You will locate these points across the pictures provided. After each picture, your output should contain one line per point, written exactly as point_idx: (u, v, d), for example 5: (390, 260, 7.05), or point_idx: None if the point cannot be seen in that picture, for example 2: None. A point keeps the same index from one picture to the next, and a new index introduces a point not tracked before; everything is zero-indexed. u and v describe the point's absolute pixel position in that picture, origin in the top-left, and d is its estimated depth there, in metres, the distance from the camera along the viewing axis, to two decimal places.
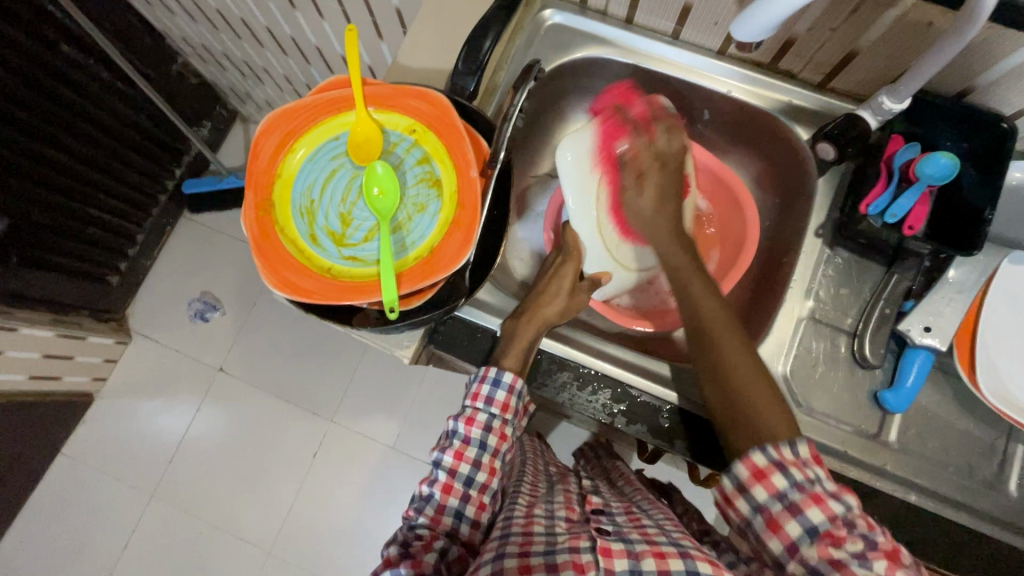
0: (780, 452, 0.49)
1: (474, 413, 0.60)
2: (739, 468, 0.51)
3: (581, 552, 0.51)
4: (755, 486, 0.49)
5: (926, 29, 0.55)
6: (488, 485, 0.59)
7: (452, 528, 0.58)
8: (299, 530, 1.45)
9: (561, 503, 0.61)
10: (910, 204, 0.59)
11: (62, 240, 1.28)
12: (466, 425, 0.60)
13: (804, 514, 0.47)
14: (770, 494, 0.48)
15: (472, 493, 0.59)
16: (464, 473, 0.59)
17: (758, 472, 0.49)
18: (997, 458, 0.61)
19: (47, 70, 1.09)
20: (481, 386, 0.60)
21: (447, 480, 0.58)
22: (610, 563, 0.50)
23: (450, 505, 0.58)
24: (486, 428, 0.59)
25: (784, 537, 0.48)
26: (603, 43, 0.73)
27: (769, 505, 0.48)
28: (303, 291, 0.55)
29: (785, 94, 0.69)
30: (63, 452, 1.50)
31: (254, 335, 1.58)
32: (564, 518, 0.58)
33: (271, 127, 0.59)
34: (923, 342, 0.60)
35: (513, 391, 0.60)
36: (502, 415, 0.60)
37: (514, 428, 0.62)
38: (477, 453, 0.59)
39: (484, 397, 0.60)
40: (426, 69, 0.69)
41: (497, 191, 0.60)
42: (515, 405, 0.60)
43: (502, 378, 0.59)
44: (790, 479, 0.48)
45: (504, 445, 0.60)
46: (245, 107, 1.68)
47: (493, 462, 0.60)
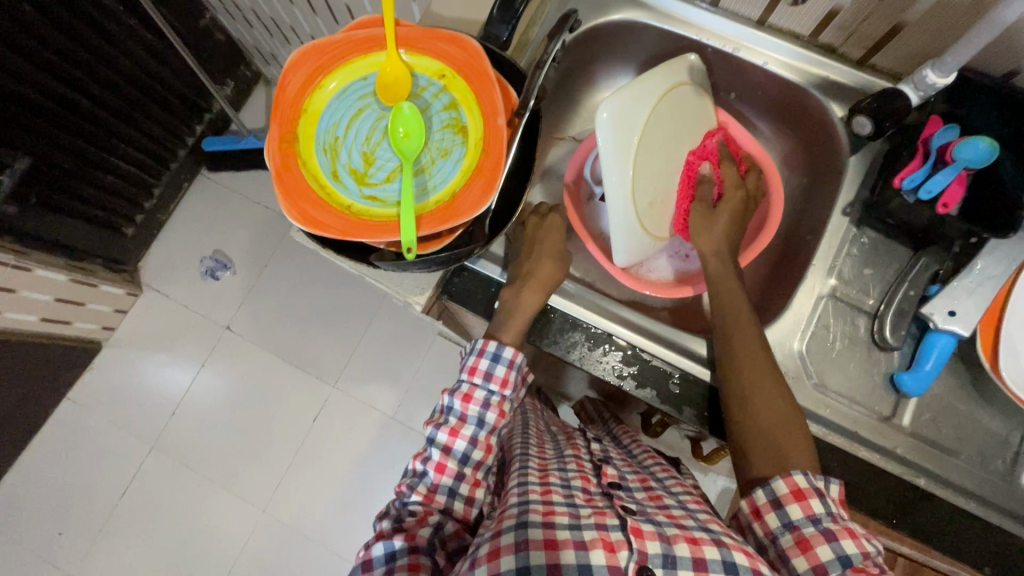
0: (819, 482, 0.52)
1: (471, 389, 0.60)
2: (778, 484, 0.52)
3: (609, 530, 0.51)
4: (791, 502, 0.50)
5: (979, 1, 0.53)
6: (483, 461, 0.60)
7: (445, 505, 0.58)
8: (295, 492, 1.47)
9: (577, 472, 0.61)
10: (946, 182, 0.57)
11: (80, 185, 1.28)
12: (463, 402, 0.60)
13: (838, 541, 0.48)
14: (806, 516, 0.50)
15: (467, 471, 0.59)
16: (459, 450, 0.59)
17: (797, 490, 0.51)
18: (1010, 452, 0.60)
19: (75, 11, 1.09)
20: (479, 360, 0.60)
21: (441, 458, 0.58)
22: (643, 544, 0.49)
23: (443, 483, 0.58)
24: (484, 405, 0.59)
25: (813, 557, 0.48)
26: (640, 5, 0.71)
27: (802, 526, 0.50)
28: (321, 224, 0.55)
29: (824, 68, 0.67)
30: (68, 398, 1.52)
31: (263, 297, 1.58)
32: (581, 487, 0.58)
33: (301, 60, 0.58)
34: (946, 327, 0.59)
35: (513, 365, 0.60)
36: (501, 391, 0.60)
37: (512, 406, 0.61)
38: (474, 430, 0.59)
39: (482, 372, 0.60)
40: (459, 19, 0.68)
41: (524, 142, 0.60)
42: (514, 381, 0.60)
43: (502, 352, 0.59)
44: (824, 503, 0.50)
45: (502, 423, 0.60)
46: (269, 68, 1.68)
47: (488, 440, 0.60)
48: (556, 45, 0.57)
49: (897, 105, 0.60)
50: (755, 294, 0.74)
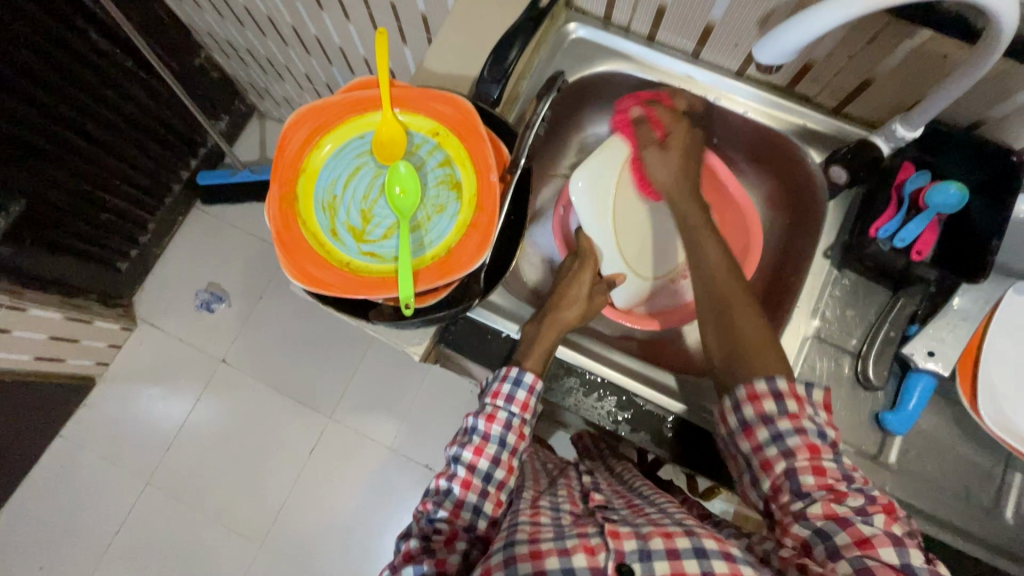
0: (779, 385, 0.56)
1: (494, 411, 0.61)
2: (740, 391, 0.57)
3: (590, 537, 0.53)
4: (746, 405, 0.56)
5: (941, 61, 0.57)
6: (505, 482, 0.61)
7: (469, 524, 0.59)
8: (292, 526, 1.45)
9: (566, 498, 0.64)
10: (919, 230, 0.61)
11: (76, 224, 1.29)
12: (486, 422, 0.61)
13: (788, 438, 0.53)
14: (756, 413, 0.55)
15: (490, 489, 0.60)
16: (482, 469, 0.60)
17: (754, 393, 0.56)
18: (994, 486, 0.62)
19: (73, 55, 1.11)
20: (502, 385, 0.61)
21: (466, 475, 0.59)
22: (620, 544, 0.52)
23: (468, 501, 0.59)
24: (506, 426, 0.61)
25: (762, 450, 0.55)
26: (625, 58, 0.74)
27: (754, 422, 0.55)
28: (321, 282, 0.56)
29: (801, 117, 0.71)
30: (61, 435, 1.50)
31: (258, 329, 1.59)
32: (568, 511, 0.60)
33: (300, 123, 0.60)
34: (925, 366, 0.62)
35: (534, 391, 0.60)
36: (521, 414, 0.61)
37: (532, 427, 0.63)
38: (496, 451, 0.60)
39: (504, 396, 0.61)
40: (451, 74, 0.71)
41: (516, 196, 0.62)
42: (534, 404, 0.61)
43: (524, 378, 0.60)
44: (782, 408, 0.55)
45: (522, 444, 0.62)
46: (264, 103, 1.71)
47: (510, 461, 0.61)
48: (545, 106, 0.60)
49: (869, 157, 0.64)
50: None
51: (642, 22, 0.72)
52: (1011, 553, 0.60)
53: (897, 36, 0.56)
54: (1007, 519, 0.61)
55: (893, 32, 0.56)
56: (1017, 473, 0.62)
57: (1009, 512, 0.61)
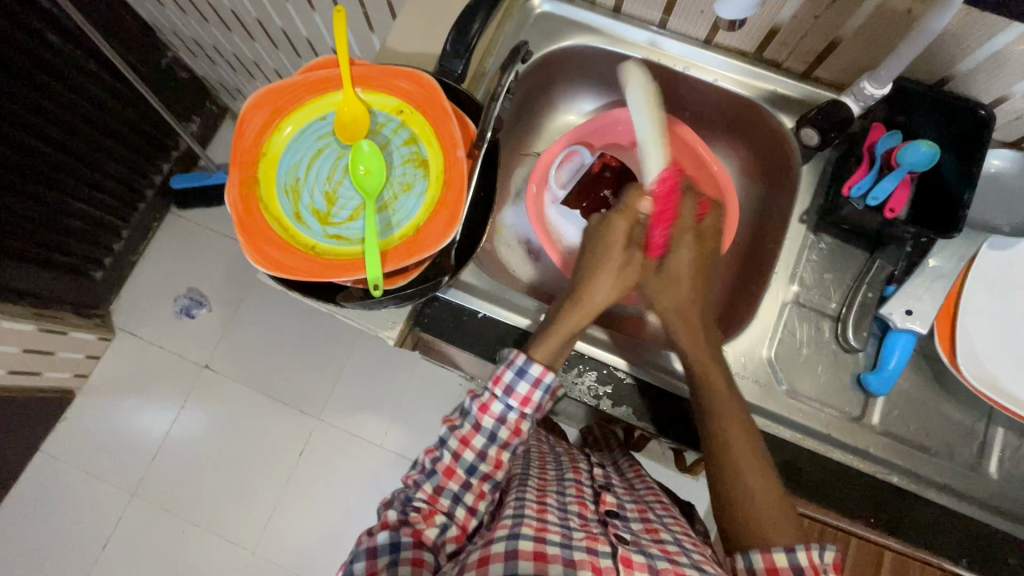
0: (809, 556, 0.51)
1: (489, 400, 0.58)
2: (755, 556, 0.52)
3: (600, 556, 0.54)
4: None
5: (906, 16, 0.56)
6: (490, 475, 0.59)
7: (449, 510, 0.58)
8: (284, 529, 1.43)
9: (574, 496, 0.64)
10: (892, 187, 0.60)
11: (44, 233, 1.26)
12: (479, 411, 0.58)
13: None
14: None
15: (473, 480, 0.58)
16: (467, 459, 0.58)
17: (772, 568, 0.51)
18: (977, 443, 0.62)
19: (31, 58, 1.08)
20: (505, 373, 0.58)
21: (450, 463, 0.58)
22: (630, 572, 0.53)
23: (449, 488, 0.58)
24: (500, 419, 0.58)
25: None
26: (591, 31, 0.73)
27: None
28: (285, 267, 0.55)
29: (770, 83, 0.70)
30: (41, 450, 1.46)
31: (240, 332, 1.56)
32: (577, 513, 0.61)
33: (258, 105, 0.58)
34: (905, 326, 0.61)
35: (538, 385, 0.57)
36: (520, 409, 0.58)
37: (530, 425, 0.60)
38: (485, 443, 0.58)
39: (504, 385, 0.58)
40: (415, 53, 0.70)
41: (485, 172, 0.60)
42: (536, 399, 0.58)
43: (528, 369, 0.57)
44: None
45: (515, 440, 0.59)
46: (236, 103, 1.68)
47: (499, 455, 0.59)
48: (509, 77, 0.58)
49: (840, 117, 0.63)
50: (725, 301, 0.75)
51: None
52: (995, 507, 0.60)
53: None
54: (991, 474, 0.61)
55: None
56: (999, 428, 0.62)
57: (993, 468, 0.61)
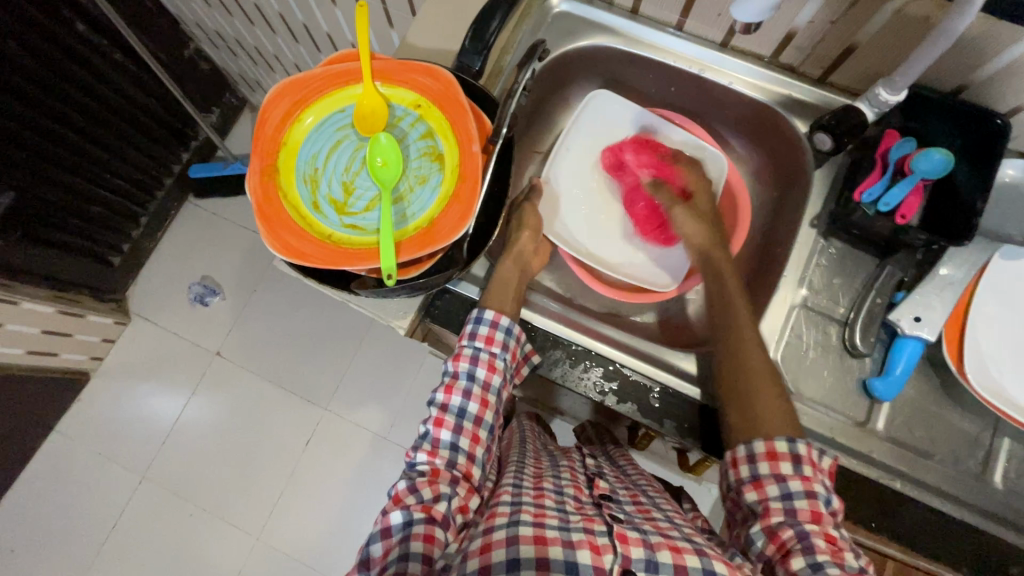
0: (806, 449, 0.54)
1: (460, 350, 0.62)
2: (757, 445, 0.55)
3: (597, 534, 0.54)
4: (762, 462, 0.55)
5: (922, 23, 0.56)
6: (481, 417, 0.61)
7: (450, 461, 0.59)
8: (288, 517, 1.45)
9: (570, 483, 0.65)
10: (903, 195, 0.60)
11: (65, 217, 1.29)
12: (454, 362, 0.62)
13: (797, 492, 0.53)
14: (772, 471, 0.54)
15: (466, 425, 0.60)
16: (455, 406, 0.60)
17: (773, 452, 0.54)
18: (983, 452, 0.62)
19: (59, 46, 1.10)
20: (466, 325, 0.62)
21: (439, 414, 0.60)
22: (627, 549, 0.53)
23: (443, 439, 0.59)
24: (473, 361, 0.61)
25: (762, 494, 0.54)
26: (608, 32, 0.74)
27: (764, 477, 0.54)
28: (302, 254, 0.56)
29: (785, 87, 0.70)
30: (55, 430, 1.50)
31: (252, 322, 1.59)
32: (573, 497, 0.62)
33: (280, 97, 0.60)
34: (913, 333, 0.61)
35: (497, 325, 0.61)
36: (488, 348, 0.61)
37: (506, 364, 0.62)
38: (466, 385, 0.61)
39: (468, 333, 0.62)
40: (433, 49, 0.71)
41: (499, 168, 0.62)
42: (501, 338, 0.61)
43: (484, 315, 0.61)
44: (798, 469, 0.54)
45: (495, 378, 0.61)
46: (255, 95, 1.70)
47: (484, 395, 0.61)
48: (526, 74, 0.60)
49: (854, 120, 0.63)
50: None
51: None
52: (998, 517, 0.60)
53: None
54: (996, 484, 0.61)
55: None
56: (1006, 439, 0.62)
57: (998, 478, 0.61)
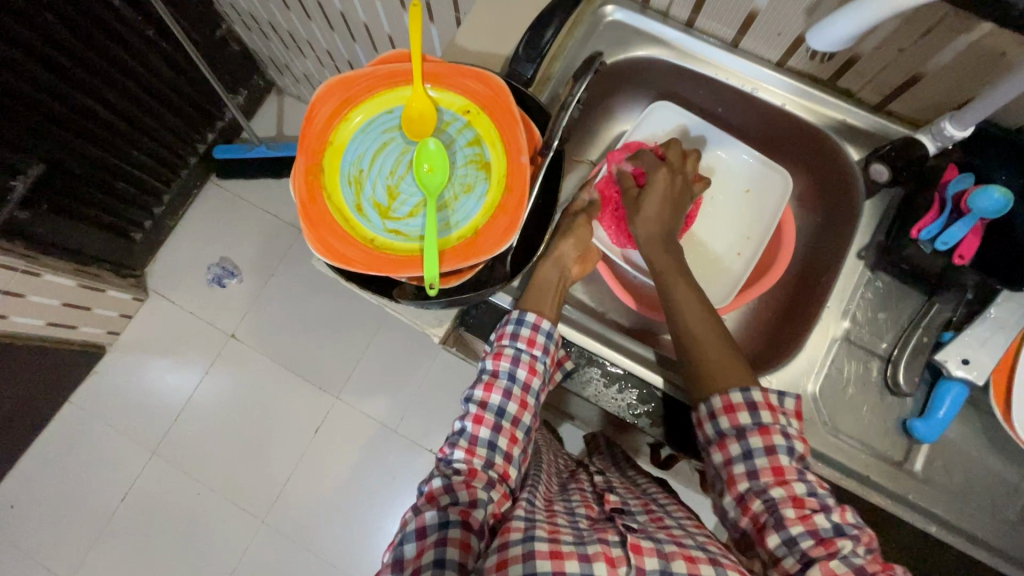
0: (763, 396, 0.56)
1: (500, 349, 0.62)
2: (715, 401, 0.57)
3: (611, 546, 0.53)
4: (722, 417, 0.56)
5: (998, 58, 0.54)
6: (519, 418, 0.62)
7: (486, 460, 0.59)
8: (294, 502, 1.46)
9: (581, 502, 0.64)
10: (963, 233, 0.58)
11: (92, 192, 1.29)
12: (494, 360, 0.62)
13: (756, 447, 0.55)
14: (731, 425, 0.56)
15: (505, 424, 0.61)
16: (495, 404, 0.61)
17: (729, 404, 0.56)
18: (1020, 501, 0.61)
19: (96, 21, 1.09)
20: (506, 326, 0.62)
21: (478, 412, 0.61)
22: (641, 560, 0.51)
23: (482, 436, 0.60)
24: (514, 362, 0.61)
25: (726, 453, 0.56)
26: (661, 44, 0.72)
27: (727, 433, 0.56)
28: (344, 258, 0.55)
29: (841, 112, 0.68)
30: (69, 401, 1.51)
31: (267, 306, 1.59)
32: (586, 516, 0.61)
33: (328, 95, 0.58)
34: (957, 374, 0.60)
35: (539, 328, 0.61)
36: (530, 350, 0.61)
37: (546, 365, 0.62)
38: (507, 385, 0.61)
39: (509, 334, 0.61)
40: (483, 52, 0.70)
41: (546, 181, 0.61)
42: (542, 341, 0.61)
43: (525, 316, 0.61)
44: (756, 420, 0.55)
45: (535, 380, 0.61)
46: (282, 78, 1.69)
47: (523, 397, 0.62)
48: (580, 88, 0.59)
49: (914, 156, 0.62)
50: (766, 328, 0.74)
51: (683, 6, 0.69)
52: None
53: (953, 30, 0.54)
54: None
55: (949, 25, 0.54)
56: None
57: None
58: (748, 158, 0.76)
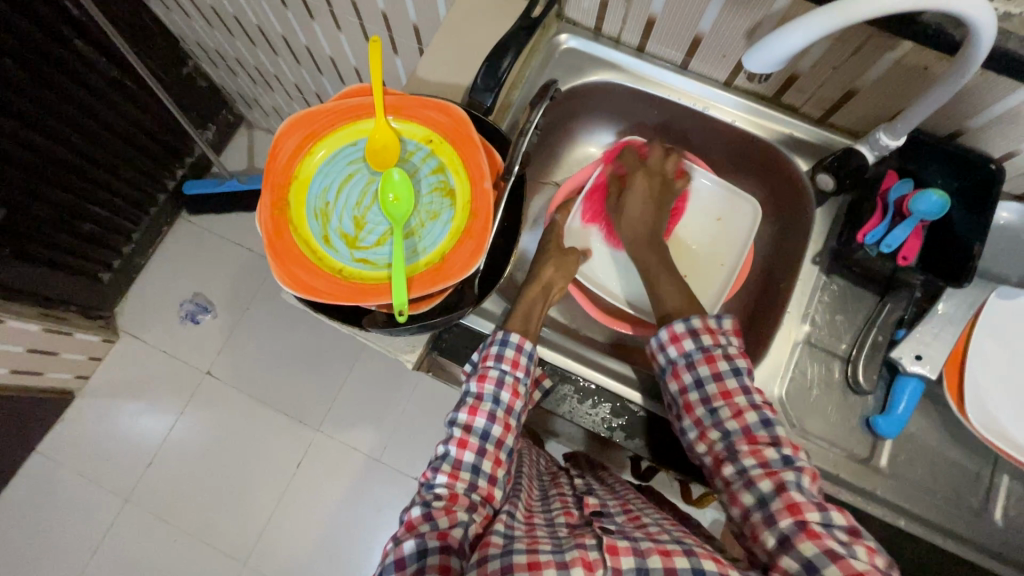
0: (703, 323, 0.61)
1: (484, 371, 0.62)
2: (663, 334, 0.62)
3: (588, 549, 0.53)
4: (670, 347, 0.61)
5: (923, 72, 0.58)
6: (503, 440, 0.62)
7: (470, 483, 0.59)
8: (278, 540, 1.42)
9: (560, 509, 0.64)
10: (904, 236, 0.62)
11: (56, 234, 1.26)
12: (478, 383, 0.62)
13: (700, 370, 0.59)
14: (679, 353, 0.61)
15: (489, 447, 0.61)
16: (479, 427, 0.61)
17: (675, 335, 0.61)
18: (982, 488, 0.63)
19: (58, 64, 1.09)
20: (490, 347, 0.63)
21: (462, 435, 0.61)
22: (617, 561, 0.51)
23: (466, 460, 0.60)
24: (499, 384, 0.61)
25: (679, 382, 0.60)
26: (614, 68, 0.76)
27: (677, 361, 0.61)
28: (312, 289, 0.56)
29: (787, 126, 0.72)
30: (36, 451, 1.45)
31: (244, 341, 1.56)
32: (564, 523, 0.61)
33: (292, 129, 0.60)
34: (913, 369, 0.62)
35: (521, 348, 0.62)
36: (513, 372, 0.61)
37: (526, 386, 0.63)
38: (491, 407, 0.61)
39: (493, 355, 0.62)
40: (443, 82, 0.72)
41: (509, 204, 0.62)
42: (525, 362, 0.62)
43: (509, 337, 0.62)
44: (704, 350, 0.60)
45: (518, 402, 0.62)
46: (252, 113, 1.69)
47: (507, 418, 0.62)
48: (538, 113, 0.61)
49: (854, 164, 0.65)
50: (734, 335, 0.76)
51: (633, 32, 0.73)
52: (1000, 554, 0.61)
53: (879, 48, 0.58)
54: (996, 521, 0.62)
55: (876, 44, 0.58)
56: (1005, 475, 0.64)
57: (998, 515, 0.62)
58: (708, 182, 0.80)
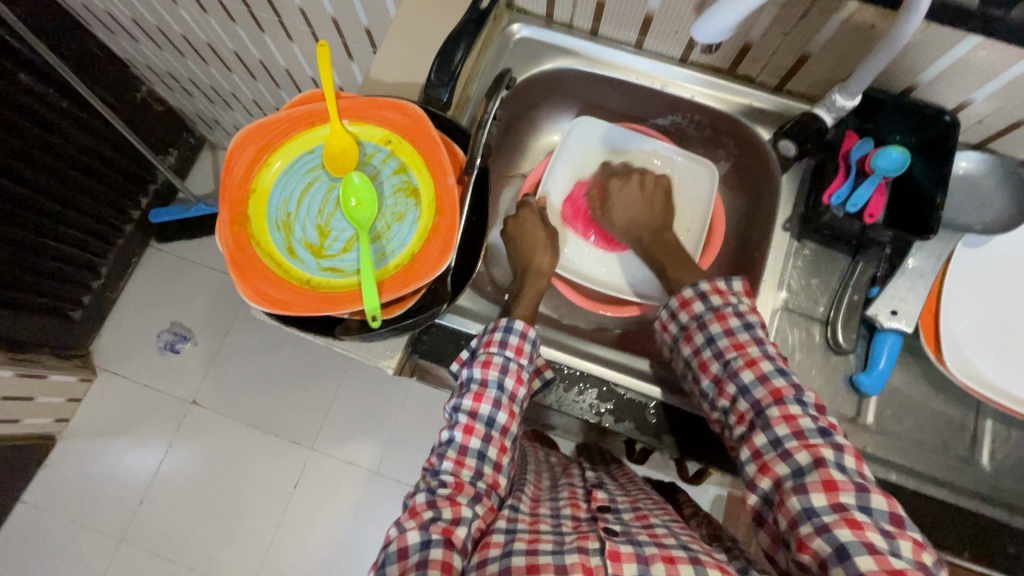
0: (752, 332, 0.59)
1: (489, 357, 0.60)
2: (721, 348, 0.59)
3: (589, 553, 0.52)
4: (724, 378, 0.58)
5: (870, 31, 0.58)
6: (509, 427, 0.61)
7: (475, 470, 0.59)
8: (281, 564, 1.39)
9: (567, 501, 0.64)
10: (868, 195, 0.62)
11: (19, 275, 1.22)
12: (482, 369, 0.60)
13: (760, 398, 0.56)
14: (736, 383, 0.58)
15: (494, 434, 0.60)
16: (484, 414, 0.60)
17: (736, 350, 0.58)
18: (968, 436, 0.64)
19: (4, 100, 1.05)
20: (494, 334, 0.61)
21: (468, 422, 0.60)
22: (619, 567, 0.51)
23: (472, 447, 0.59)
24: (503, 370, 0.60)
25: (743, 416, 0.57)
26: (569, 54, 0.75)
27: (736, 392, 0.58)
28: (281, 303, 0.54)
29: (745, 97, 0.73)
30: (22, 500, 1.41)
31: (227, 366, 1.53)
32: (569, 518, 0.60)
33: (245, 142, 0.58)
34: (890, 325, 0.63)
35: (526, 335, 0.61)
36: (518, 358, 0.60)
37: (530, 373, 0.62)
38: (497, 394, 0.60)
39: (497, 341, 0.61)
40: (398, 82, 0.71)
41: (476, 198, 0.61)
42: (529, 349, 0.61)
43: (514, 324, 0.61)
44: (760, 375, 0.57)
45: (521, 388, 0.61)
46: (214, 133, 1.66)
47: (512, 406, 0.61)
48: (495, 104, 0.59)
49: (816, 127, 0.66)
50: None
51: (584, 17, 0.72)
52: (992, 499, 0.62)
53: (826, 11, 0.58)
54: (984, 466, 0.63)
55: (821, 7, 0.58)
56: (988, 420, 0.64)
57: (986, 460, 0.63)
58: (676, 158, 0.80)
